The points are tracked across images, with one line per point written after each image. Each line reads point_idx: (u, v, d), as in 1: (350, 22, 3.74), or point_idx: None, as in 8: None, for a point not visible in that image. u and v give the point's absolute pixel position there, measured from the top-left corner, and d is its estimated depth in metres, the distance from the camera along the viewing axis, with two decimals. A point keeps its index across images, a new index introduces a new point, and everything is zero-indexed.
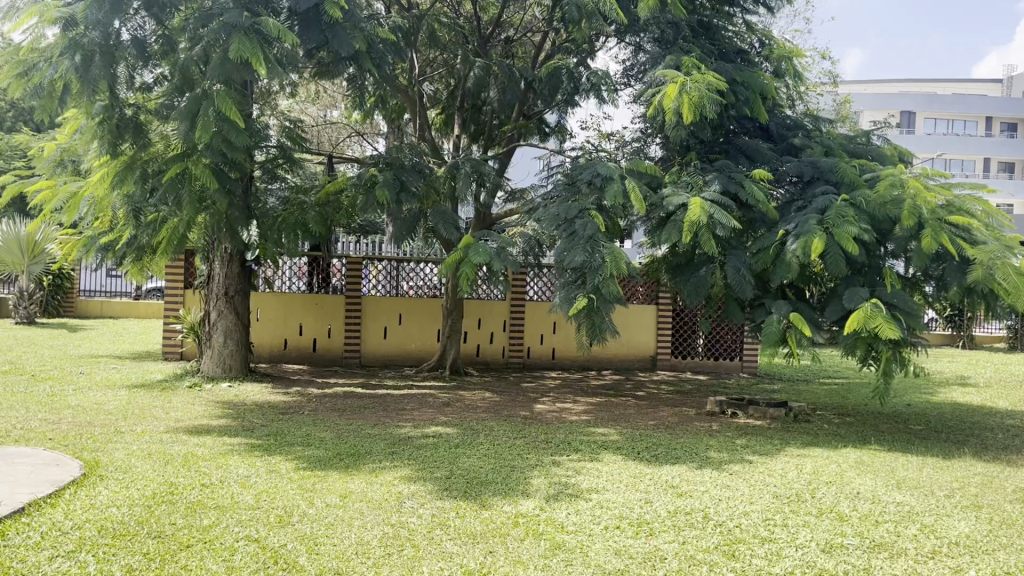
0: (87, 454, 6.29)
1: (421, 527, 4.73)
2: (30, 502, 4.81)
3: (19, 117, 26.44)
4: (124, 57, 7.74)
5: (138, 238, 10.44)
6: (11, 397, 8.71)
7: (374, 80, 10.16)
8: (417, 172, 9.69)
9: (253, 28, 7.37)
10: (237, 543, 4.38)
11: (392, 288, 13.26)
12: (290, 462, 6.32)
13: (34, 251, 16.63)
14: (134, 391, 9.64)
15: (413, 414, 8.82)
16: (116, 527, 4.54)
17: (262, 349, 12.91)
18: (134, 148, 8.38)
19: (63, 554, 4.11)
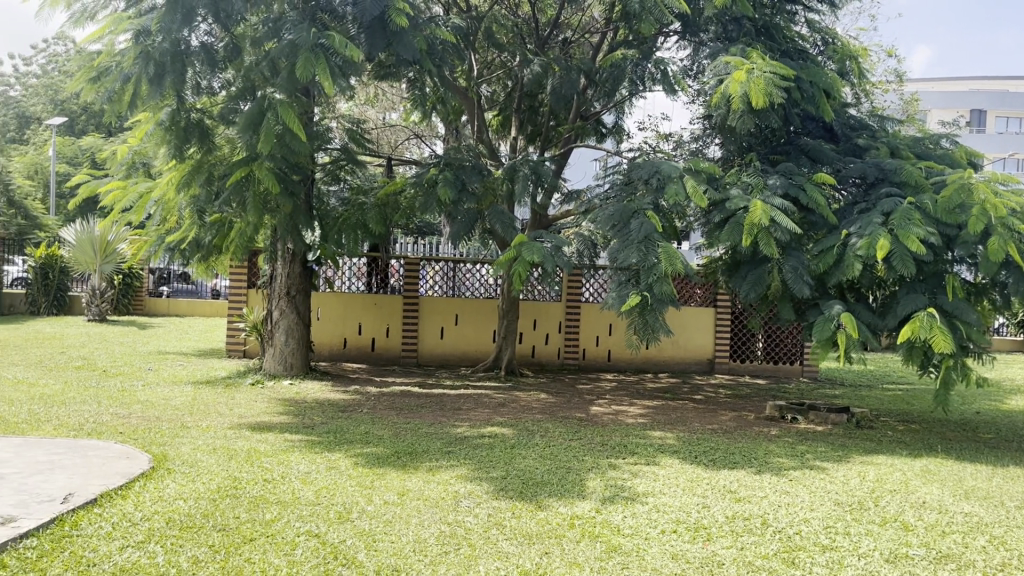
0: (155, 448, 6.50)
1: (477, 526, 4.77)
2: (102, 494, 4.99)
3: (92, 120, 27.44)
4: (192, 64, 7.95)
5: (202, 239, 10.72)
6: (84, 391, 9.04)
7: (434, 83, 10.28)
8: (476, 172, 9.76)
9: (319, 42, 7.53)
10: (298, 538, 4.47)
11: (449, 288, 13.34)
12: (349, 459, 6.43)
13: (106, 251, 17.23)
14: (199, 387, 9.91)
15: (469, 414, 8.88)
16: (182, 519, 4.68)
17: (322, 347, 13.14)
18: (200, 152, 8.62)
19: (133, 544, 4.26)
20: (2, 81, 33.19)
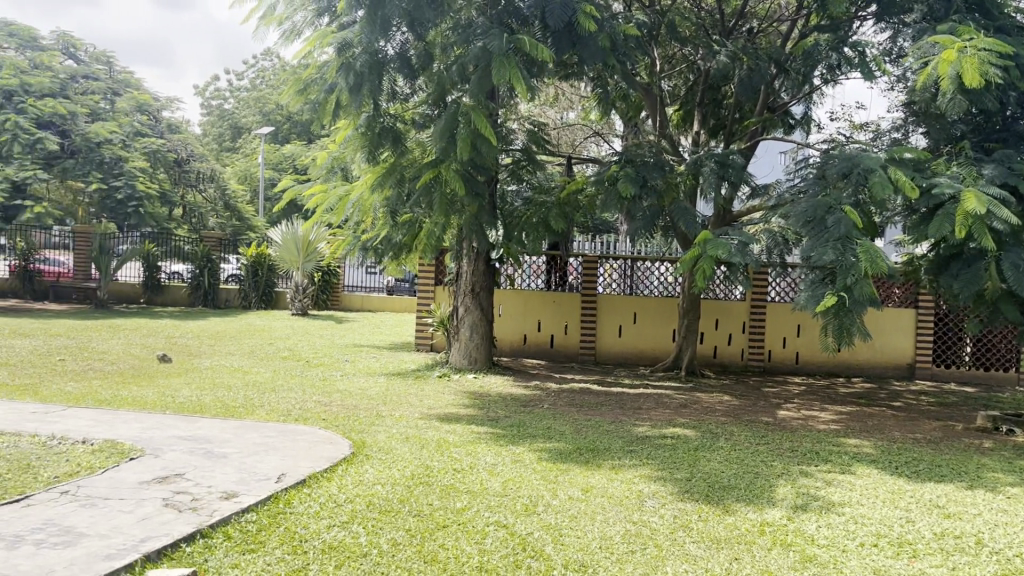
0: (354, 434, 6.94)
1: (663, 526, 4.73)
2: (311, 475, 5.39)
3: (295, 129, 29.62)
4: (389, 72, 8.39)
5: (394, 238, 11.29)
6: (291, 379, 9.81)
7: (616, 80, 10.25)
8: (658, 168, 9.63)
9: (511, 47, 7.79)
10: (488, 527, 4.62)
11: (628, 287, 13.25)
12: (534, 453, 6.56)
13: (308, 250, 18.52)
14: (392, 378, 10.46)
15: (651, 414, 8.81)
16: (381, 503, 4.97)
17: (503, 343, 13.47)
18: (392, 155, 9.05)
19: (339, 524, 4.56)
20: (219, 94, 36.46)
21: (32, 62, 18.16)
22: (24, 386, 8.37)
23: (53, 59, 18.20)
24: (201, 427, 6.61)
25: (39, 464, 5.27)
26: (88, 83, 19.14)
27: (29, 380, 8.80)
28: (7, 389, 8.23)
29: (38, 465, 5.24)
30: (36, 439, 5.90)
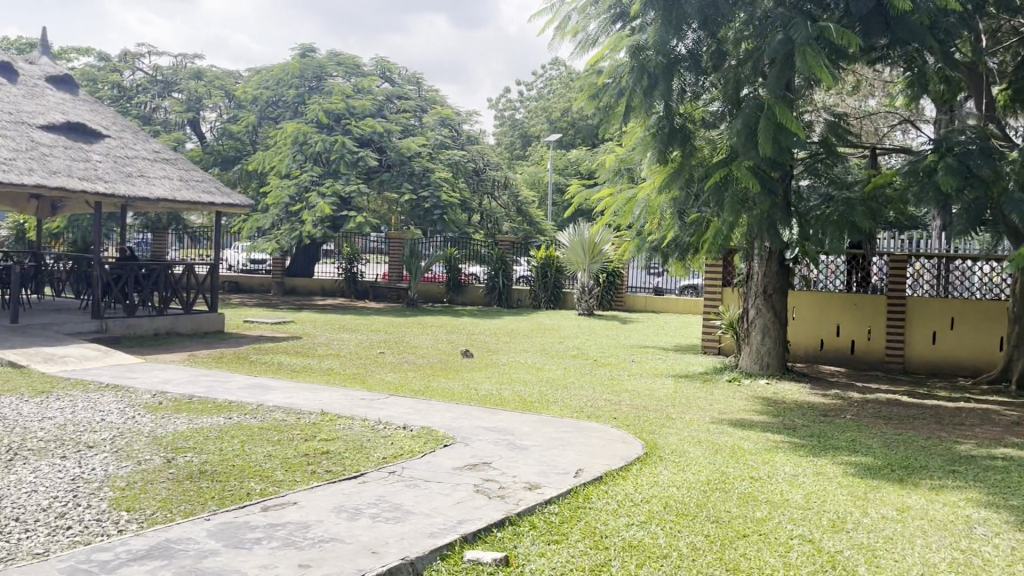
0: (646, 435, 6.97)
1: (998, 558, 4.21)
2: (607, 473, 5.50)
3: (582, 135, 30.54)
4: (680, 72, 8.36)
5: (682, 239, 11.16)
6: (581, 378, 10.09)
7: (933, 62, 9.32)
8: (985, 156, 8.60)
9: (817, 35, 7.52)
10: (792, 541, 4.42)
11: (942, 290, 11.99)
12: (838, 466, 6.16)
13: (594, 251, 18.92)
14: (680, 381, 10.38)
15: (974, 431, 7.89)
16: (678, 506, 4.94)
17: (797, 348, 12.76)
18: (681, 154, 8.86)
19: (638, 523, 4.60)
20: (510, 105, 38.57)
21: (356, 87, 20.44)
22: (353, 376, 9.44)
23: (372, 84, 20.34)
24: (502, 419, 7.02)
25: (370, 445, 5.92)
26: (400, 103, 21.13)
27: (356, 370, 9.92)
28: (340, 377, 9.34)
29: (369, 446, 5.89)
30: (366, 423, 6.63)
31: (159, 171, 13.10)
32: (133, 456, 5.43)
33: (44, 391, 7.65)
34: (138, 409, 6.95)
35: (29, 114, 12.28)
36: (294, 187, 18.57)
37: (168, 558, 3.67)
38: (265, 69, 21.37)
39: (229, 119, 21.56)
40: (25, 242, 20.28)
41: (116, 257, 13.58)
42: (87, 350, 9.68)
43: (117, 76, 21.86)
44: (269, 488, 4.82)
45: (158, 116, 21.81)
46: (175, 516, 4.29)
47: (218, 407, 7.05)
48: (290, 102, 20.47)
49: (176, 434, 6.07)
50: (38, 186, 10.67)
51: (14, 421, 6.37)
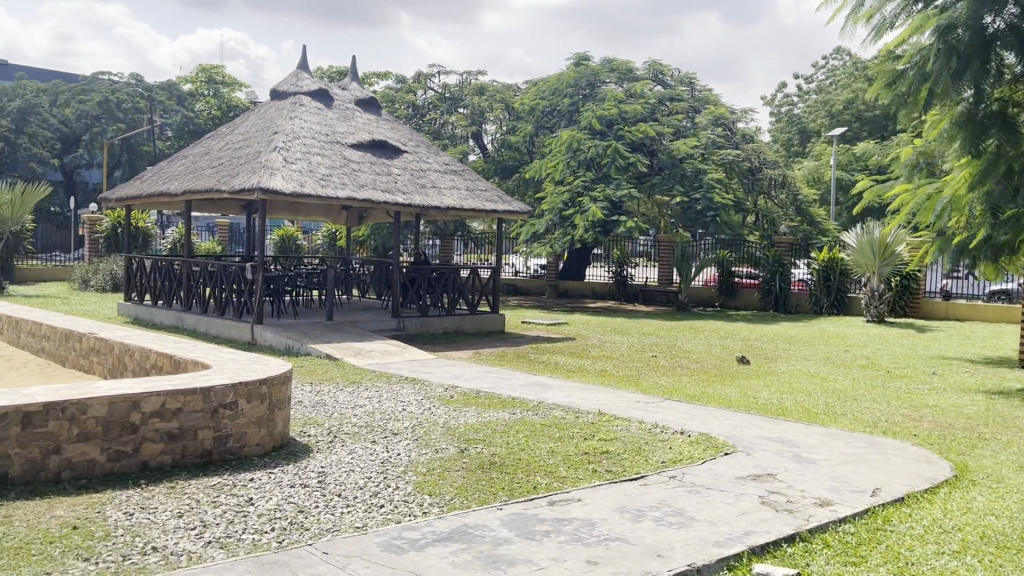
0: (954, 456, 6.28)
1: None
2: (909, 494, 5.03)
3: (872, 128, 28.57)
4: (998, 53, 7.47)
5: (996, 241, 9.84)
6: (873, 390, 9.33)
7: None
8: None
9: None
10: None
11: None
12: None
13: (886, 253, 17.34)
14: (993, 397, 9.24)
15: None
16: (999, 538, 4.38)
17: None
18: (998, 144, 7.87)
19: (950, 552, 4.15)
20: (788, 100, 36.83)
21: (628, 92, 20.60)
22: (627, 378, 9.52)
23: (645, 87, 20.36)
24: (787, 430, 6.70)
25: (649, 448, 5.93)
26: (672, 105, 20.98)
27: (630, 372, 10.00)
28: (615, 379, 9.46)
29: (648, 449, 5.90)
30: (643, 426, 6.65)
31: (448, 182, 14.11)
32: (432, 445, 5.88)
33: (355, 381, 8.55)
34: (433, 401, 7.53)
35: (342, 134, 13.80)
36: (568, 194, 19.14)
37: (467, 541, 3.93)
38: (542, 81, 22.25)
39: (508, 130, 22.71)
40: (336, 248, 22.83)
41: (411, 261, 14.80)
42: (389, 346, 10.68)
43: (411, 95, 23.91)
44: (554, 483, 4.99)
45: (446, 130, 23.53)
46: (471, 503, 4.59)
47: (503, 403, 7.45)
48: (565, 110, 21.14)
49: (467, 426, 6.50)
50: (350, 198, 11.95)
51: (333, 407, 7.19)
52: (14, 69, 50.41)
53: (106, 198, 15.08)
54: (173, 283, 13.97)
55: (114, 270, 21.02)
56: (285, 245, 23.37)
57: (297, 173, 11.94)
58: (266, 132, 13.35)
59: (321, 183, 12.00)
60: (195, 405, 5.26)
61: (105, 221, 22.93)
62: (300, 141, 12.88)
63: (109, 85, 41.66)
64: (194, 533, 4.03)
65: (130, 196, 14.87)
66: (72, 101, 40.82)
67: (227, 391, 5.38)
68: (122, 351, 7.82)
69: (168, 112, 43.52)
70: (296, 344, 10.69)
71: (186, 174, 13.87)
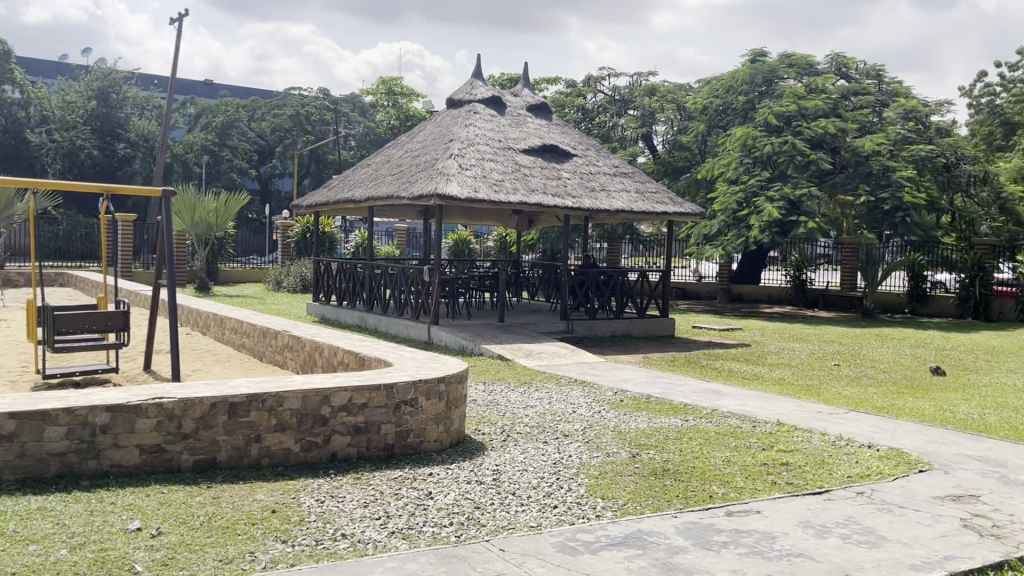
0: None
1: None
2: None
3: None
4: None
5: None
6: None
7: None
8: None
9: None
10: None
11: None
12: None
13: None
14: None
15: None
16: None
17: None
18: None
19: None
20: (989, 90, 33.89)
21: (808, 87, 19.66)
22: (807, 387, 9.08)
23: (827, 82, 19.34)
24: (991, 449, 6.14)
25: (833, 461, 5.62)
26: (857, 99, 19.84)
27: (810, 381, 9.53)
28: (793, 387, 9.05)
29: (832, 462, 5.59)
30: (826, 437, 6.32)
31: (619, 184, 14.04)
32: (603, 448, 5.86)
33: (526, 382, 8.67)
34: (604, 404, 7.51)
35: (514, 140, 14.06)
36: (741, 194, 18.62)
37: (642, 547, 3.89)
38: (715, 79, 21.70)
39: (680, 131, 22.31)
40: (506, 252, 23.29)
41: (580, 264, 14.83)
42: (559, 348, 10.76)
43: (581, 99, 24.00)
44: (731, 494, 4.84)
45: (616, 133, 23.44)
46: (645, 509, 4.53)
47: (675, 409, 7.31)
48: (739, 108, 20.52)
49: (639, 431, 6.42)
50: (522, 202, 12.15)
51: (506, 407, 7.33)
52: (219, 88, 55.13)
53: (298, 204, 16.15)
54: (356, 284, 14.76)
55: (303, 272, 22.51)
56: (458, 249, 24.12)
57: (472, 179, 12.28)
58: (443, 140, 13.82)
59: (495, 188, 12.28)
60: (379, 400, 5.53)
61: (296, 226, 24.60)
62: (475, 147, 13.24)
63: (300, 100, 44.65)
64: (378, 523, 4.22)
65: (318, 202, 15.83)
66: (268, 116, 44.10)
67: (408, 388, 5.61)
68: (312, 348, 8.35)
69: (352, 123, 46.09)
70: (470, 345, 10.99)
71: (369, 182, 14.61)
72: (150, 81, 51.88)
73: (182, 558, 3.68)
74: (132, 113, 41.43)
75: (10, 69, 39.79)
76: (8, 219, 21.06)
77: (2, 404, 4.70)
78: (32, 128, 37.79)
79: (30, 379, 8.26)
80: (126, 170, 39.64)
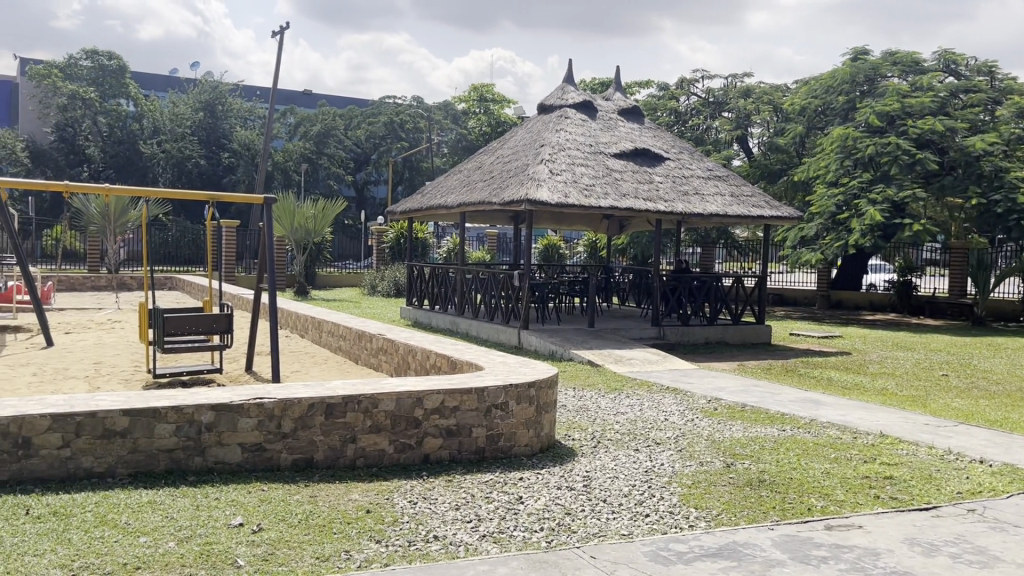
0: None
1: None
2: None
3: None
4: None
5: None
6: None
7: None
8: None
9: None
10: None
11: None
12: None
13: None
14: None
15: None
16: None
17: None
18: None
19: None
20: None
21: (914, 85, 18.86)
22: (913, 398, 8.68)
23: (934, 79, 18.49)
24: None
25: (941, 476, 5.36)
26: (967, 97, 18.92)
27: (915, 392, 9.11)
28: (898, 398, 8.67)
29: (940, 477, 5.33)
30: (934, 451, 6.03)
31: (712, 188, 13.78)
32: (697, 457, 5.74)
33: (617, 388, 8.59)
34: (697, 413, 7.37)
35: (605, 144, 13.99)
36: (841, 197, 18.07)
37: (737, 560, 3.79)
38: (814, 78, 21.09)
39: (776, 133, 21.76)
40: (597, 257, 23.20)
41: (673, 270, 14.61)
42: (650, 354, 10.63)
43: (674, 102, 23.74)
44: (831, 507, 4.67)
45: (709, 136, 23.05)
46: (740, 520, 4.42)
47: (771, 418, 7.10)
48: (839, 108, 19.87)
49: (733, 440, 6.28)
50: (613, 207, 12.06)
51: (596, 413, 7.28)
52: (317, 98, 56.89)
53: (393, 211, 16.48)
54: (448, 289, 14.97)
55: (397, 276, 22.97)
56: (548, 254, 24.17)
57: (563, 184, 12.27)
58: (534, 145, 13.87)
59: (585, 194, 12.23)
60: (470, 404, 5.59)
61: (390, 232, 25.14)
62: (566, 152, 13.23)
63: (394, 108, 45.62)
64: (469, 526, 4.26)
65: (412, 209, 16.12)
66: (364, 124, 45.25)
67: (499, 392, 5.65)
68: (406, 351, 8.50)
69: (445, 130, 46.77)
70: (560, 350, 10.98)
71: (461, 188, 14.77)
72: (254, 92, 54.01)
73: (281, 554, 3.79)
74: (236, 124, 43.20)
75: (126, 84, 42.20)
76: (123, 226, 22.26)
77: (117, 401, 4.96)
78: (145, 139, 39.87)
79: (141, 377, 8.68)
80: (230, 178, 41.22)
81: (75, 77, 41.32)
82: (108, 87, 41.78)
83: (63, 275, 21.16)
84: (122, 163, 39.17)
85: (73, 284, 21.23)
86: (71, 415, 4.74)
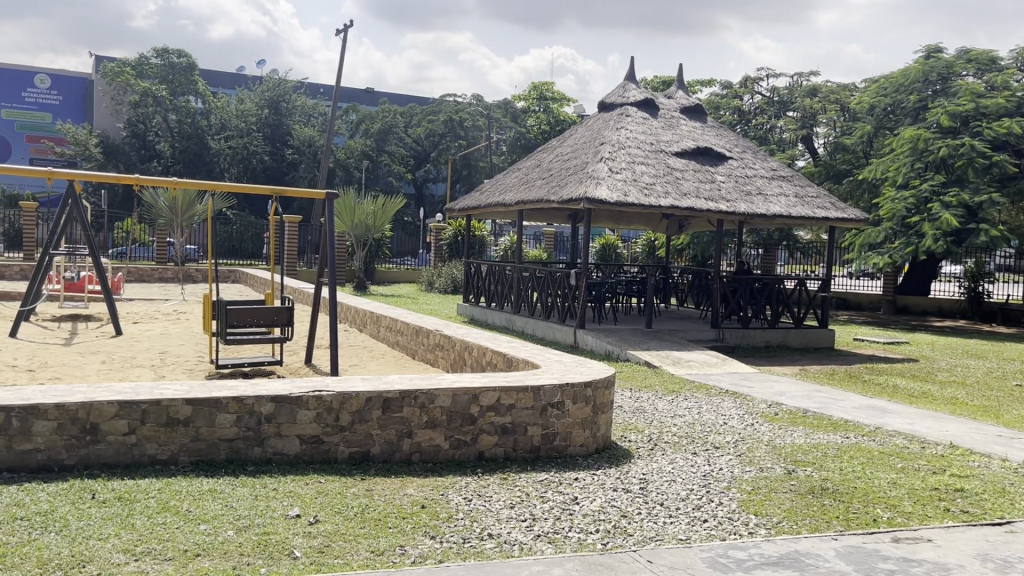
0: None
1: None
2: None
3: None
4: None
5: None
6: None
7: None
8: None
9: None
10: None
11: None
12: None
13: None
14: None
15: None
16: None
17: None
18: None
19: None
20: None
21: (990, 84, 18.21)
22: (984, 408, 8.38)
23: (1010, 78, 17.84)
24: None
25: (1016, 491, 5.12)
26: None
27: (988, 402, 8.77)
28: (968, 408, 8.35)
29: (1014, 491, 5.11)
30: (1008, 464, 5.79)
31: (776, 188, 13.51)
32: (757, 463, 5.62)
33: (675, 390, 8.47)
34: (757, 417, 7.21)
35: (666, 143, 13.83)
36: (912, 199, 17.34)
37: (799, 570, 3.68)
38: (884, 76, 20.58)
39: (843, 133, 21.24)
40: (654, 256, 23.06)
41: (734, 270, 14.34)
42: (709, 357, 10.46)
43: (738, 100, 23.51)
44: (898, 519, 4.51)
45: (774, 136, 22.63)
46: (802, 529, 4.31)
47: (834, 425, 6.92)
48: (909, 107, 19.32)
49: (795, 446, 6.13)
50: (673, 207, 11.88)
51: (653, 415, 7.18)
52: (379, 95, 57.62)
53: (452, 208, 16.52)
54: (504, 287, 14.97)
55: (454, 273, 23.14)
56: (606, 253, 24.04)
57: (622, 183, 12.16)
58: (594, 143, 13.78)
59: (645, 192, 12.09)
60: (526, 402, 5.56)
61: (449, 229, 25.31)
62: (626, 151, 13.10)
63: (455, 106, 45.94)
64: (525, 525, 4.23)
65: (470, 205, 16.11)
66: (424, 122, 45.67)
67: (555, 391, 5.61)
68: (462, 347, 8.51)
69: (505, 128, 46.84)
70: (616, 350, 10.91)
71: (519, 186, 14.75)
72: (317, 91, 55.05)
73: (337, 546, 3.82)
74: (299, 121, 44.07)
75: (195, 81, 43.33)
76: (190, 219, 22.86)
77: (181, 391, 5.06)
78: (212, 135, 40.88)
79: (205, 368, 8.87)
80: (293, 174, 41.98)
81: (147, 75, 42.80)
82: (177, 85, 42.89)
83: (133, 266, 21.93)
84: (190, 158, 40.21)
85: (142, 275, 21.94)
86: (138, 402, 4.86)
